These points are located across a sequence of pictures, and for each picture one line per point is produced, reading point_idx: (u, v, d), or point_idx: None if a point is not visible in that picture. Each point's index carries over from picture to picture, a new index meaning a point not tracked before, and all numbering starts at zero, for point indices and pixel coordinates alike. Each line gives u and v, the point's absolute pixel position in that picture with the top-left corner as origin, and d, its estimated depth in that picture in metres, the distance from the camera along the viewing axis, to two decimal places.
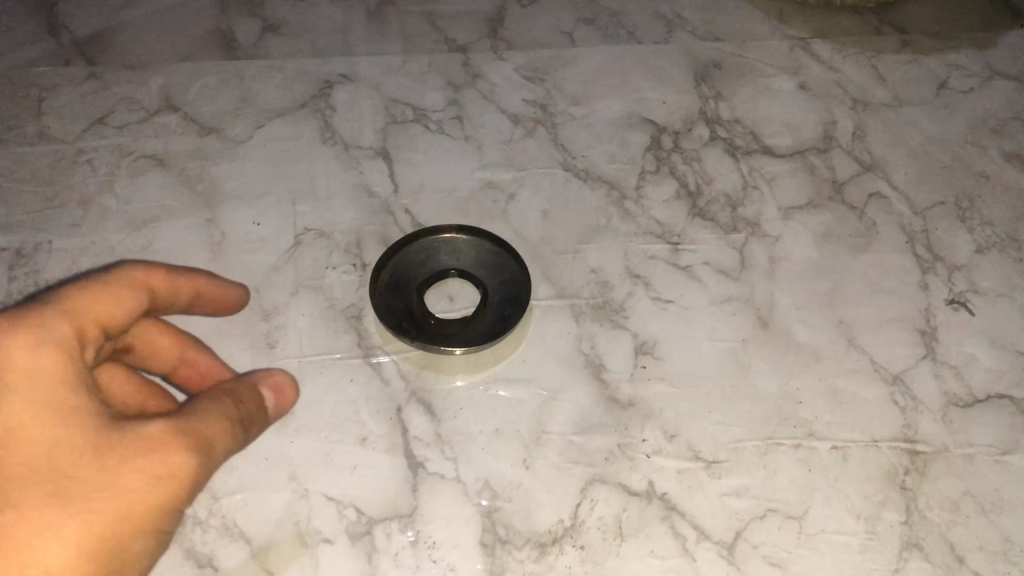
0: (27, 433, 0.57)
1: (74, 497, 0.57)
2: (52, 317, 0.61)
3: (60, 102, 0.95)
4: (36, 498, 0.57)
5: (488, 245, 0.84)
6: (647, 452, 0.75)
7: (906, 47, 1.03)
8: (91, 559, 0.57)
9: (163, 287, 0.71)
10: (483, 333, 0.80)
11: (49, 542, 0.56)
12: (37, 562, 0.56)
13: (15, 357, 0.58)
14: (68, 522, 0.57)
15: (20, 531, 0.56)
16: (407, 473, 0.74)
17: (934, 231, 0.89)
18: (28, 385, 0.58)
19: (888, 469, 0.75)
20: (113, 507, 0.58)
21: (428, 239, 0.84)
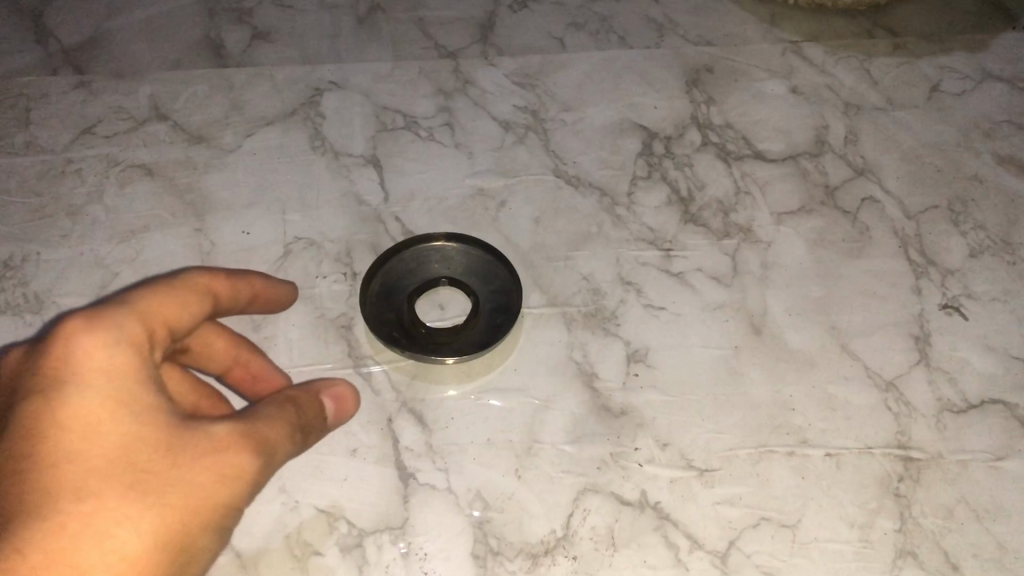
0: (103, 427, 0.56)
1: (150, 490, 0.56)
2: (124, 318, 0.60)
3: (48, 112, 0.95)
4: (114, 490, 0.55)
5: (479, 253, 0.84)
6: (639, 461, 0.75)
7: (898, 50, 1.03)
8: (164, 553, 0.56)
9: (226, 291, 0.70)
10: (474, 342, 0.79)
11: (126, 534, 0.54)
12: (115, 553, 0.54)
13: (90, 355, 0.57)
14: (146, 515, 0.55)
15: (98, 521, 0.54)
16: (398, 484, 0.73)
17: (927, 235, 0.89)
18: (103, 383, 0.57)
19: (882, 477, 0.75)
20: (187, 502, 0.57)
21: (419, 247, 0.84)
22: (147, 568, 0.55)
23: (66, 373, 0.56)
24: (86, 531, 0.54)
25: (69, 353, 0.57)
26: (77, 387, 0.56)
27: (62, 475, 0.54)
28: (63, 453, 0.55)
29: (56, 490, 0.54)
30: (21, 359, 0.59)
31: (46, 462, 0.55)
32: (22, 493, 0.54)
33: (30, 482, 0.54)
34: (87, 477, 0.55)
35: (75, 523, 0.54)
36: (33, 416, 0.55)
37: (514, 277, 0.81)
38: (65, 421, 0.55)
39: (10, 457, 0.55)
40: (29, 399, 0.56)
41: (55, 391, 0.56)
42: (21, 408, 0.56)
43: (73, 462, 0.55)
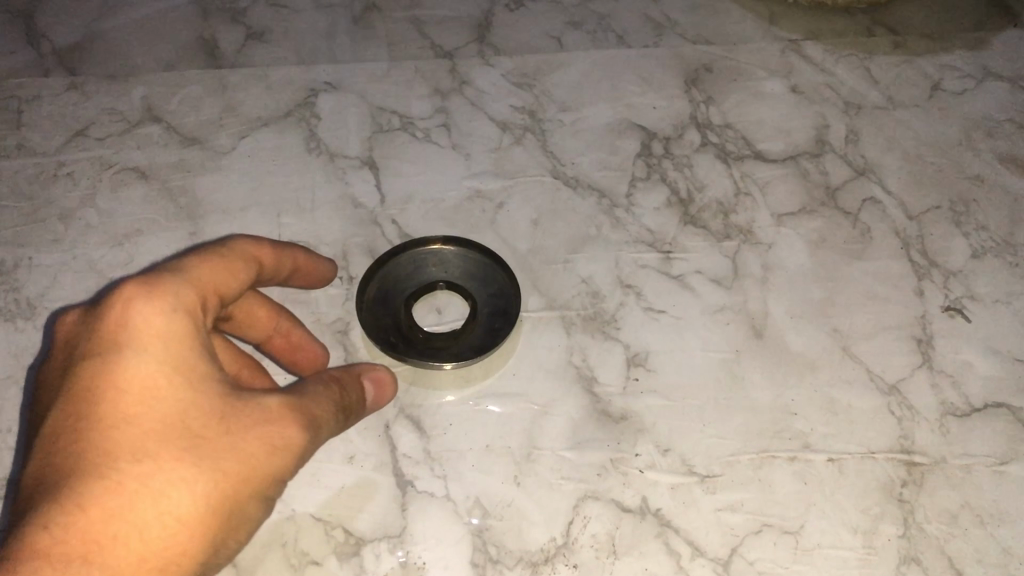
0: (159, 394, 0.56)
1: (202, 455, 0.56)
2: (180, 286, 0.59)
3: (40, 114, 0.94)
4: (168, 452, 0.55)
5: (477, 256, 0.83)
6: (640, 467, 0.74)
7: (898, 48, 1.02)
8: (213, 516, 0.56)
9: (270, 261, 0.69)
10: (473, 346, 0.79)
11: (179, 498, 0.55)
12: (167, 516, 0.55)
13: (147, 322, 0.57)
14: (198, 480, 0.56)
15: (152, 484, 0.55)
16: (396, 491, 0.72)
17: (929, 236, 0.88)
18: (160, 348, 0.57)
19: (885, 482, 0.74)
20: (237, 470, 0.57)
21: (416, 251, 0.83)
22: (197, 532, 0.56)
23: (124, 338, 0.56)
24: (140, 494, 0.54)
25: (127, 319, 0.57)
26: (135, 353, 0.56)
27: (118, 437, 0.55)
28: (120, 415, 0.55)
29: (113, 451, 0.55)
30: (77, 321, 0.59)
31: (102, 424, 0.55)
32: (78, 452, 0.54)
33: (86, 443, 0.55)
34: (142, 440, 0.55)
35: (130, 484, 0.54)
36: (91, 378, 0.56)
37: (513, 280, 0.80)
38: (121, 384, 0.56)
39: (66, 417, 0.56)
40: (87, 362, 0.56)
41: (112, 355, 0.56)
42: (78, 369, 0.56)
43: (130, 426, 0.55)
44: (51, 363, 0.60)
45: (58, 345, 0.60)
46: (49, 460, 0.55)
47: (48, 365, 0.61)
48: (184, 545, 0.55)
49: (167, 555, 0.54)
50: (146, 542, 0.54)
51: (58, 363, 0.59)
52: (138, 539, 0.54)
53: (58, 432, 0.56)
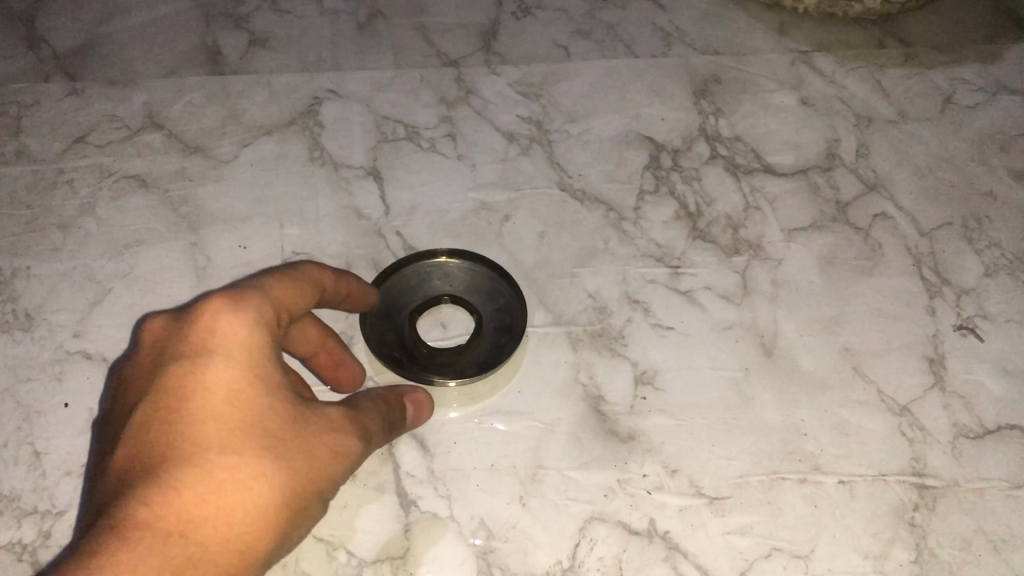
0: (244, 396, 0.56)
1: (279, 452, 0.56)
2: (261, 301, 0.59)
3: (40, 120, 0.92)
4: (251, 449, 0.55)
5: (483, 270, 0.82)
6: (648, 488, 0.73)
7: (909, 60, 1.01)
8: (288, 511, 0.56)
9: (331, 287, 0.67)
10: (479, 362, 0.77)
11: (261, 491, 0.55)
12: (249, 507, 0.54)
13: (235, 330, 0.57)
14: (277, 474, 0.56)
15: (235, 477, 0.54)
16: (399, 512, 0.71)
17: (941, 253, 0.87)
18: (245, 352, 0.57)
19: (897, 505, 0.73)
20: (308, 470, 0.57)
21: (420, 263, 0.82)
22: (274, 525, 0.55)
23: (212, 344, 0.56)
24: (225, 486, 0.54)
25: (216, 321, 0.57)
26: (222, 359, 0.56)
27: (204, 433, 0.55)
28: (206, 414, 0.55)
29: (199, 446, 0.54)
30: (159, 327, 0.59)
31: (190, 421, 0.55)
32: (165, 447, 0.54)
33: (173, 437, 0.54)
34: (228, 438, 0.55)
35: (216, 477, 0.54)
36: (179, 379, 0.55)
37: (519, 295, 0.79)
38: (209, 384, 0.55)
39: (151, 414, 0.55)
40: (174, 364, 0.56)
41: (201, 359, 0.56)
42: (165, 370, 0.56)
43: (217, 422, 0.55)
44: (128, 363, 0.59)
45: (137, 348, 0.59)
46: (133, 454, 0.54)
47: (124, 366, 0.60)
48: (262, 535, 0.55)
49: (247, 546, 0.54)
50: (227, 531, 0.53)
51: (138, 364, 0.58)
52: (222, 528, 0.53)
53: (142, 428, 0.55)
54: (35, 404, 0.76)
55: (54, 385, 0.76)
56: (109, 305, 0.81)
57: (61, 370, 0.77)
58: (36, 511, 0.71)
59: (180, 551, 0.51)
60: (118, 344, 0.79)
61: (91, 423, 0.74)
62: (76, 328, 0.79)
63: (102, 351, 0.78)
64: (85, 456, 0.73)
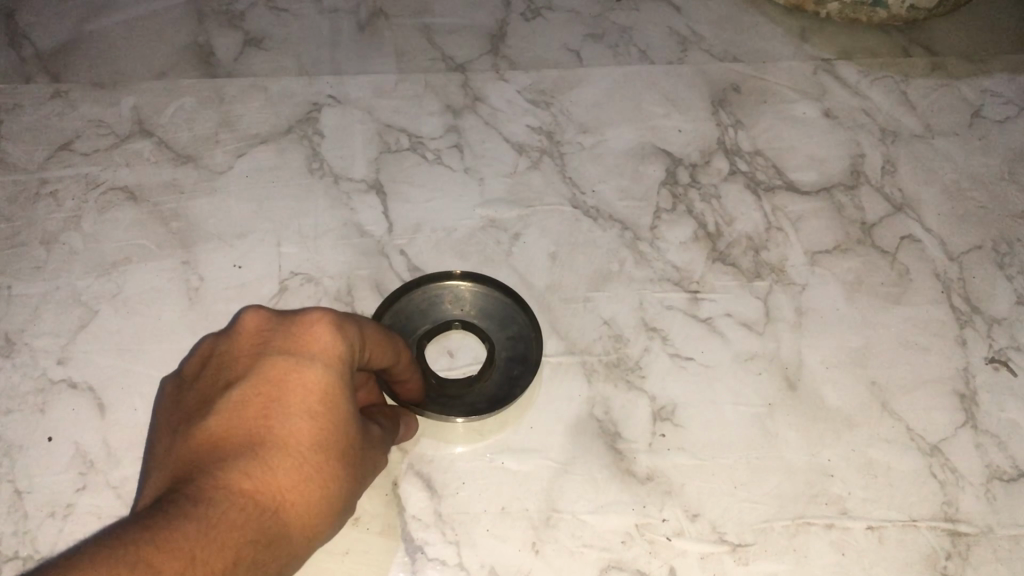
0: (336, 403, 0.54)
1: (350, 460, 0.55)
2: (358, 324, 0.57)
3: (22, 126, 0.87)
4: (334, 454, 0.54)
5: (496, 295, 0.77)
6: (667, 534, 0.69)
7: (936, 70, 0.96)
8: (344, 513, 0.55)
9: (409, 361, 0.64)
10: (489, 395, 0.73)
11: (334, 495, 0.54)
12: (322, 507, 0.53)
13: (338, 344, 0.55)
14: (347, 482, 0.55)
15: (318, 477, 0.53)
16: (404, 559, 0.67)
17: (971, 279, 0.83)
18: (345, 368, 0.55)
19: (928, 553, 0.70)
20: (362, 480, 0.56)
21: (431, 287, 0.77)
22: (332, 528, 0.55)
23: (315, 348, 0.55)
24: (307, 485, 0.53)
25: (322, 335, 0.55)
26: (323, 366, 0.54)
27: (296, 430, 0.53)
28: (301, 411, 0.53)
29: (290, 439, 0.53)
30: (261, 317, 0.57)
31: (284, 416, 0.53)
32: (256, 434, 0.53)
33: (265, 426, 0.53)
34: (318, 438, 0.53)
35: (303, 472, 0.52)
36: (278, 374, 0.54)
37: (534, 324, 0.75)
38: (305, 390, 0.54)
39: (247, 398, 0.54)
40: (276, 359, 0.54)
41: (304, 359, 0.54)
42: (265, 360, 0.54)
43: (311, 422, 0.53)
44: (220, 340, 0.57)
45: (231, 327, 0.57)
46: (223, 430, 0.53)
47: (213, 342, 0.58)
48: (322, 536, 0.54)
49: (310, 542, 0.53)
50: (302, 525, 0.53)
51: (234, 344, 0.56)
52: (297, 522, 0.52)
53: (233, 411, 0.53)
54: (17, 438, 0.71)
55: (37, 418, 0.72)
56: (94, 330, 0.76)
57: (45, 401, 0.73)
58: (17, 556, 0.66)
59: (262, 532, 0.50)
60: (104, 372, 0.74)
61: (77, 460, 0.70)
62: (61, 354, 0.75)
63: (87, 380, 0.74)
64: (70, 497, 0.68)
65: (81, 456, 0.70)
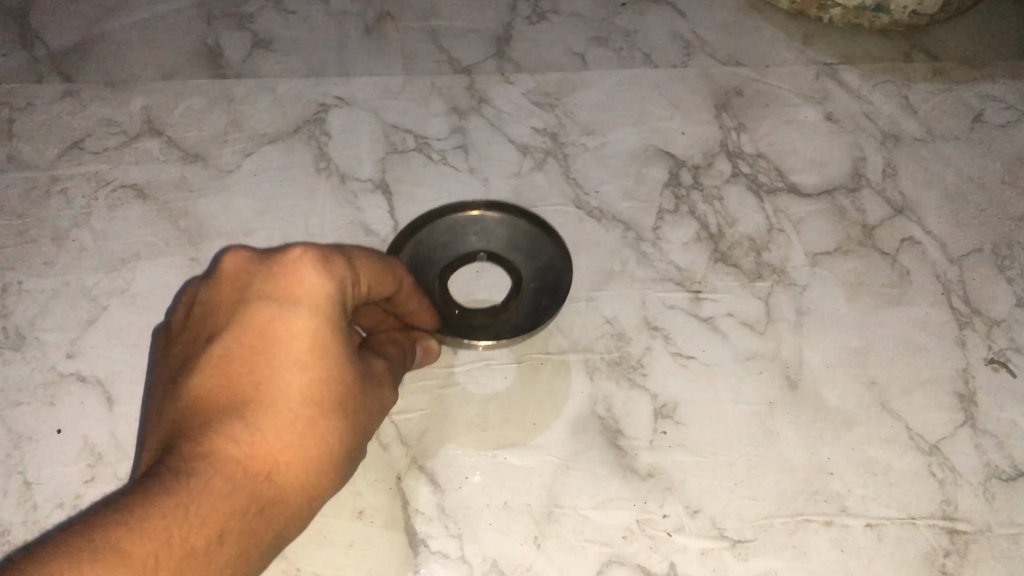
0: (324, 350, 0.56)
1: (345, 408, 0.58)
2: (345, 260, 0.59)
3: (33, 124, 0.89)
4: (327, 404, 0.57)
5: (521, 224, 0.81)
6: (667, 530, 0.70)
7: (938, 76, 0.97)
8: (345, 460, 0.58)
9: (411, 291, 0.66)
10: (516, 325, 0.77)
11: (330, 445, 0.57)
12: (319, 461, 0.56)
13: (322, 287, 0.57)
14: (343, 430, 0.57)
15: (311, 430, 0.56)
16: (408, 553, 0.68)
17: (971, 281, 0.84)
18: (332, 310, 0.57)
19: (927, 551, 0.70)
20: (363, 424, 0.59)
21: (456, 218, 0.82)
22: (333, 478, 0.58)
23: (299, 293, 0.56)
24: (300, 439, 0.55)
25: (303, 281, 0.56)
26: (308, 312, 0.56)
27: (284, 384, 0.55)
28: (289, 362, 0.56)
29: (279, 395, 0.55)
30: (244, 262, 0.59)
31: (273, 364, 0.55)
32: (244, 390, 0.55)
33: (254, 377, 0.55)
34: (306, 391, 0.56)
35: (294, 428, 0.55)
36: (264, 322, 0.56)
37: (561, 252, 0.78)
38: (292, 338, 0.56)
39: (234, 350, 0.56)
40: (258, 308, 0.56)
41: (288, 306, 0.56)
42: (249, 308, 0.57)
43: (300, 373, 0.56)
44: (207, 287, 0.60)
45: (217, 273, 0.60)
46: (212, 386, 0.56)
47: (202, 288, 0.60)
48: (323, 487, 0.57)
49: (311, 495, 0.57)
50: (297, 480, 0.56)
51: (220, 293, 0.59)
52: (292, 477, 0.56)
53: (220, 365, 0.56)
54: (26, 430, 0.72)
55: (46, 410, 0.73)
56: (103, 325, 0.77)
57: (53, 394, 0.74)
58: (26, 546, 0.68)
59: (255, 493, 0.54)
60: (112, 367, 0.75)
61: (85, 452, 0.71)
62: (70, 348, 0.76)
63: (96, 374, 0.75)
64: (78, 488, 0.70)
65: (89, 448, 0.71)
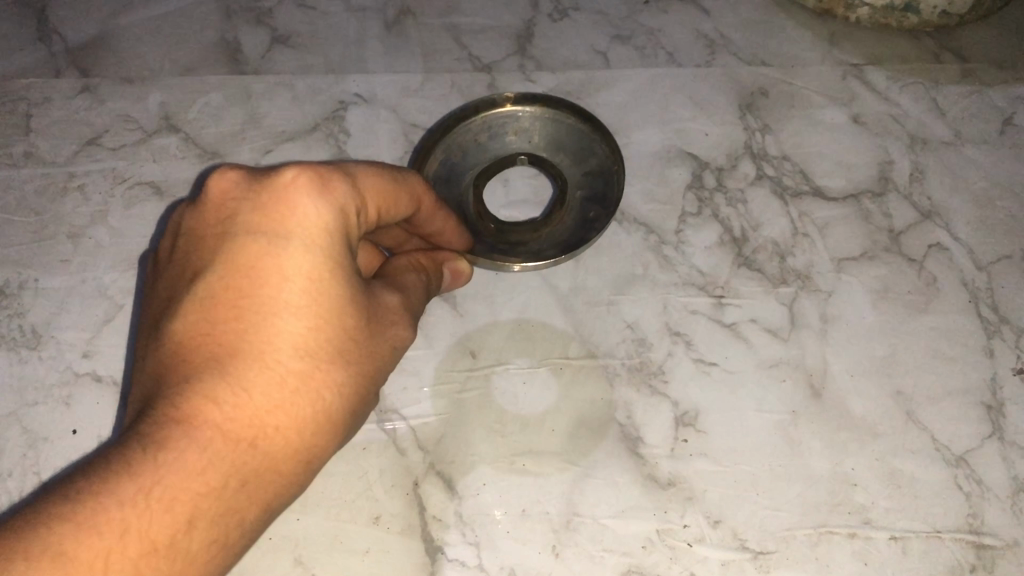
0: (320, 291, 0.56)
1: (345, 358, 0.57)
2: (346, 183, 0.58)
3: (51, 120, 0.88)
4: (326, 354, 0.56)
5: (568, 121, 0.83)
6: (688, 540, 0.69)
7: (967, 77, 0.94)
8: (348, 410, 0.58)
9: (431, 209, 0.66)
10: (559, 239, 0.79)
11: (327, 399, 0.57)
12: (318, 415, 0.56)
13: (318, 219, 0.56)
14: (343, 379, 0.57)
15: (307, 384, 0.56)
16: (425, 560, 0.68)
17: (1000, 289, 0.82)
18: (328, 243, 0.56)
19: (953, 565, 0.70)
20: (369, 372, 0.59)
21: (495, 116, 0.84)
22: (333, 433, 0.58)
23: (292, 226, 0.56)
24: (294, 394, 0.55)
25: (295, 212, 0.56)
26: (304, 245, 0.56)
27: (277, 330, 0.55)
28: (280, 308, 0.55)
29: (270, 343, 0.55)
30: (231, 183, 0.58)
31: (265, 303, 0.55)
32: (233, 337, 0.55)
33: (243, 319, 0.55)
34: (299, 341, 0.55)
35: (286, 382, 0.55)
36: (255, 256, 0.56)
37: (615, 162, 0.80)
38: (285, 276, 0.55)
39: (222, 291, 0.55)
40: (248, 243, 0.56)
41: (281, 243, 0.56)
42: (237, 243, 0.56)
43: (292, 318, 0.55)
44: (192, 215, 0.59)
45: (203, 197, 0.59)
46: (200, 330, 0.55)
47: (185, 214, 0.60)
48: (323, 442, 0.57)
49: (310, 450, 0.57)
50: (294, 434, 0.56)
51: (205, 222, 0.58)
52: (289, 432, 0.55)
53: (206, 307, 0.55)
54: (42, 430, 0.73)
55: (63, 410, 0.73)
56: (119, 325, 0.77)
57: (69, 394, 0.74)
58: None
59: (246, 450, 0.54)
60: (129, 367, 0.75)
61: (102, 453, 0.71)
62: (85, 348, 0.76)
63: (112, 374, 0.75)
64: None
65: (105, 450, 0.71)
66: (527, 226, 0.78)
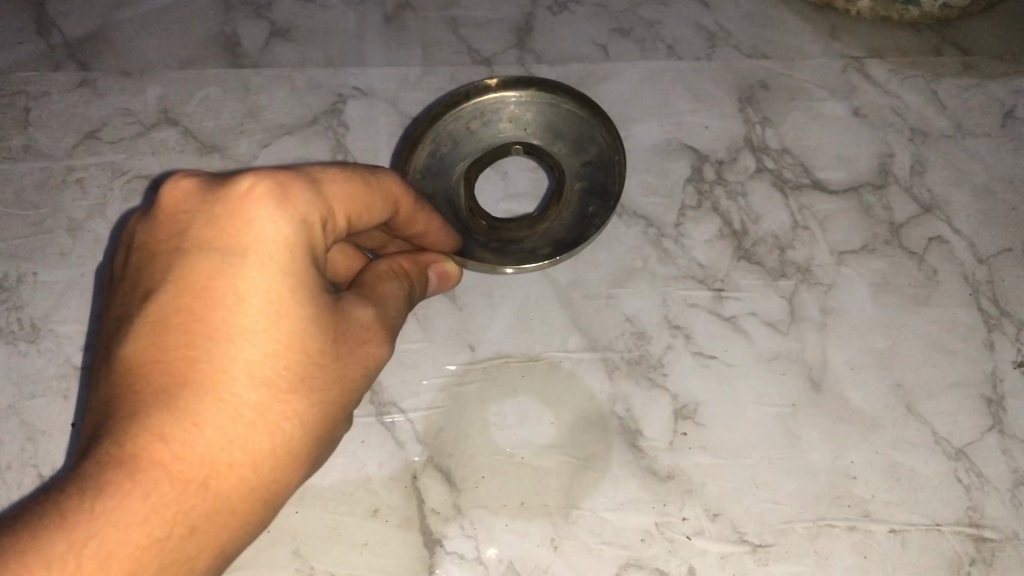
0: (279, 312, 0.54)
1: (307, 384, 0.56)
2: (308, 194, 0.57)
3: (50, 113, 0.88)
4: (285, 380, 0.55)
5: (564, 106, 0.82)
6: (687, 533, 0.69)
7: (968, 70, 0.94)
8: (311, 436, 0.57)
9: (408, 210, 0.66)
10: (558, 234, 0.78)
11: (287, 427, 0.55)
12: (277, 444, 0.55)
13: (276, 234, 0.55)
14: (303, 405, 0.56)
15: (266, 411, 0.54)
16: (424, 553, 0.69)
17: (1001, 282, 0.82)
18: (287, 258, 0.55)
19: (953, 558, 0.70)
20: (336, 396, 0.58)
21: (488, 102, 0.83)
22: (295, 461, 0.57)
23: (248, 242, 0.55)
24: (252, 422, 0.54)
25: (252, 228, 0.55)
26: (260, 262, 0.55)
27: (234, 355, 0.54)
28: (235, 331, 0.54)
29: (225, 368, 0.54)
30: (186, 195, 0.57)
31: (219, 327, 0.54)
32: (185, 361, 0.53)
33: (196, 342, 0.54)
34: (256, 367, 0.54)
35: (243, 410, 0.54)
36: (209, 275, 0.54)
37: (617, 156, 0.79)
38: (241, 295, 0.54)
39: (175, 314, 0.54)
40: (203, 261, 0.55)
41: (237, 261, 0.54)
42: (192, 262, 0.55)
43: (248, 343, 0.54)
44: (147, 229, 0.58)
45: (156, 210, 0.58)
46: (151, 353, 0.54)
47: (139, 228, 0.59)
48: (283, 470, 0.56)
49: (269, 480, 0.55)
50: (251, 464, 0.54)
51: (160, 239, 0.57)
52: (246, 462, 0.54)
53: (157, 329, 0.54)
54: (42, 423, 0.73)
55: (62, 403, 0.74)
56: None
57: (68, 387, 0.74)
58: None
59: (199, 483, 0.52)
60: None
61: None
62: (84, 341, 0.76)
63: None
64: None
65: None
66: (524, 221, 0.78)
